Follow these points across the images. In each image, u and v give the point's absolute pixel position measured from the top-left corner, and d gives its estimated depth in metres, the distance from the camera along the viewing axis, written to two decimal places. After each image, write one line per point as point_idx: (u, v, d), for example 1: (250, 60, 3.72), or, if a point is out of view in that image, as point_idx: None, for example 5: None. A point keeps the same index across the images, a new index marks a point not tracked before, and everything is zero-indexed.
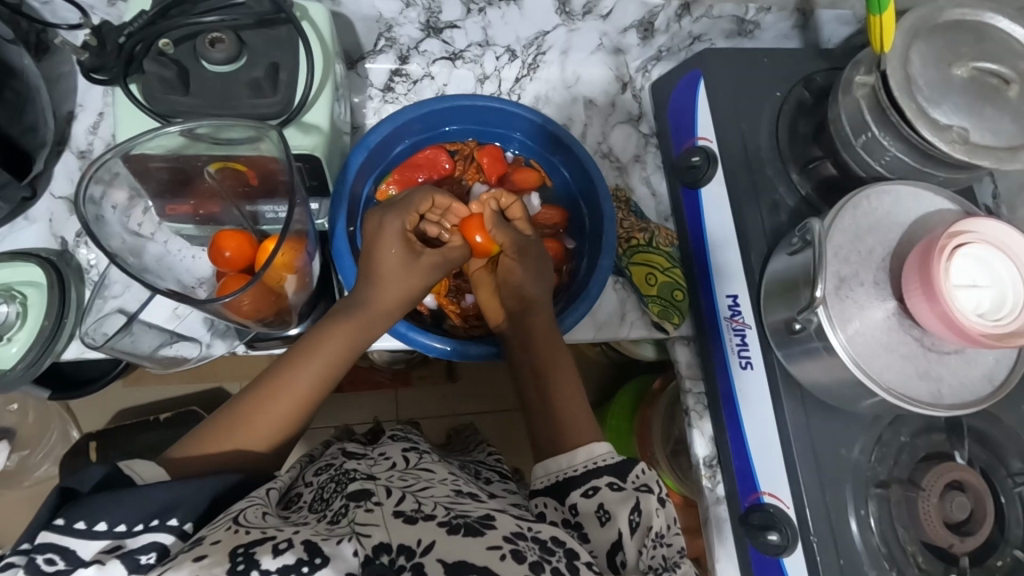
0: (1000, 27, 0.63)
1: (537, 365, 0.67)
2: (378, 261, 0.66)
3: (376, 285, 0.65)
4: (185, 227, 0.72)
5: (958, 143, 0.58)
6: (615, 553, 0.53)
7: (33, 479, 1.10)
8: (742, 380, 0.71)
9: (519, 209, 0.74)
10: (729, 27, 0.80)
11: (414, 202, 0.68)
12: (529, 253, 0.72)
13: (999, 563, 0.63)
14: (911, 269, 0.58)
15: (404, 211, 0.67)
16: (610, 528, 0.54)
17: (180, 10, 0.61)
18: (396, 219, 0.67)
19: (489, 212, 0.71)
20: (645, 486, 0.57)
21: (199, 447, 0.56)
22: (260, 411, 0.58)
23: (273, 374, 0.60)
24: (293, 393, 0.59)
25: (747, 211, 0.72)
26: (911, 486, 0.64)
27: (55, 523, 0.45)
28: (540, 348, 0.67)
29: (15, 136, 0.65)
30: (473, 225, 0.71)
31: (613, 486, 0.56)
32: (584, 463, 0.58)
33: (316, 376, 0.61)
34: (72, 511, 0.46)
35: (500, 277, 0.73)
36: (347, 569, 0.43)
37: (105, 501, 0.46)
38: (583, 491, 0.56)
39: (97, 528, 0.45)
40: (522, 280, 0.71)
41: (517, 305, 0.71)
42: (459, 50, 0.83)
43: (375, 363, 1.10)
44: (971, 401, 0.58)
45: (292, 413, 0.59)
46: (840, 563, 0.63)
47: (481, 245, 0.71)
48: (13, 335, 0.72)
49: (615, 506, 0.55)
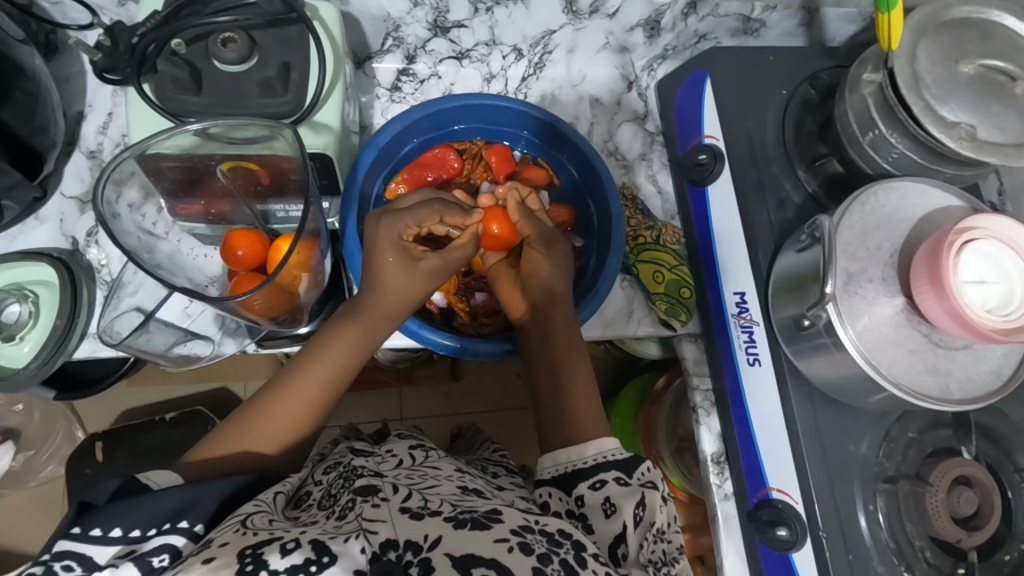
0: (1007, 24, 0.64)
1: (551, 356, 0.67)
2: (380, 274, 0.64)
3: (378, 294, 0.65)
4: (198, 226, 0.72)
5: (966, 140, 0.59)
6: (617, 545, 0.53)
7: (39, 480, 1.10)
8: (751, 377, 0.71)
9: (536, 200, 0.76)
10: (734, 25, 0.80)
11: (415, 215, 0.65)
12: (556, 243, 0.73)
13: (1007, 558, 0.63)
14: (921, 265, 0.58)
15: (401, 220, 0.65)
16: (615, 520, 0.54)
17: (192, 10, 0.62)
18: (392, 229, 0.65)
19: (514, 203, 0.72)
20: (650, 482, 0.57)
21: (212, 450, 0.57)
22: (269, 415, 0.59)
23: (284, 380, 0.61)
24: (302, 398, 0.60)
25: (755, 208, 0.72)
26: (918, 481, 0.65)
27: (72, 531, 0.45)
28: (554, 347, 0.67)
29: (25, 136, 0.65)
30: (493, 216, 0.72)
31: (619, 480, 0.57)
32: (594, 457, 0.59)
33: (326, 380, 0.61)
34: (88, 519, 0.46)
35: (525, 268, 0.72)
36: (354, 568, 0.43)
37: (117, 509, 0.47)
38: (591, 484, 0.57)
39: (111, 534, 0.46)
40: (547, 274, 0.71)
41: (544, 298, 0.70)
42: (466, 49, 0.83)
43: (379, 362, 1.10)
44: (980, 396, 0.59)
45: (302, 417, 0.60)
46: (849, 558, 0.63)
47: (498, 235, 0.72)
48: (26, 335, 0.73)
49: (621, 500, 0.55)
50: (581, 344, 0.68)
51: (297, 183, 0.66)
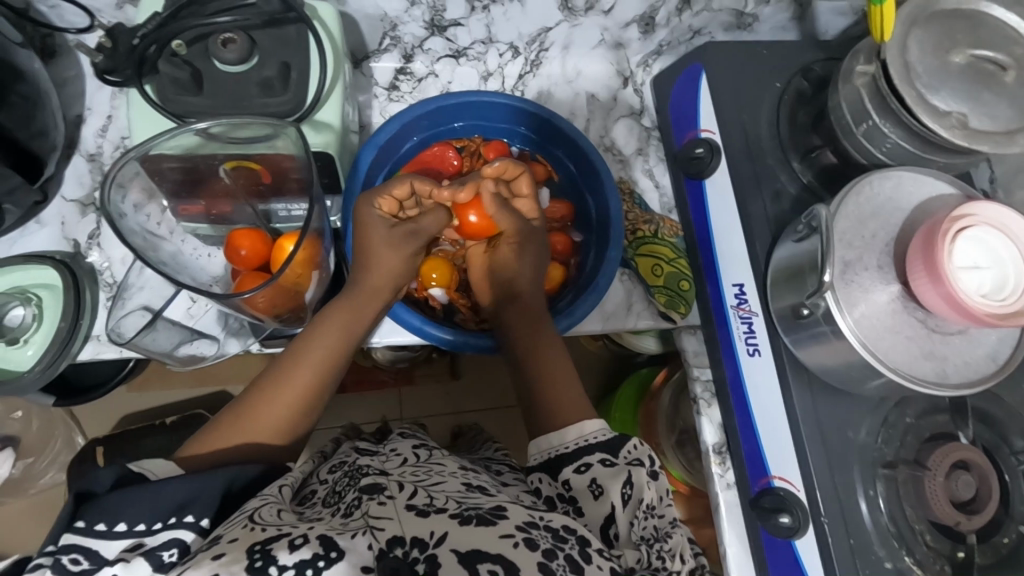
0: (996, 15, 0.65)
1: (527, 351, 0.69)
2: (364, 249, 0.68)
3: (365, 274, 0.67)
4: (200, 227, 0.73)
5: (957, 128, 0.60)
6: (608, 526, 0.54)
7: (40, 487, 1.10)
8: (750, 367, 0.72)
9: (526, 182, 0.74)
10: (727, 20, 0.82)
11: (389, 186, 0.69)
12: (541, 242, 0.75)
13: (1005, 540, 0.64)
14: (916, 253, 0.59)
15: (376, 195, 0.68)
16: (604, 502, 0.55)
17: (190, 11, 0.63)
18: (371, 205, 0.69)
19: (489, 196, 0.72)
20: (637, 460, 0.58)
21: (204, 446, 0.57)
22: (264, 407, 0.59)
23: (274, 368, 0.62)
24: (296, 383, 0.61)
25: (751, 198, 0.73)
26: (917, 466, 0.66)
27: (77, 526, 0.46)
28: (531, 336, 0.70)
29: (24, 140, 0.65)
30: (466, 206, 0.75)
31: (604, 462, 0.57)
32: (575, 441, 0.60)
33: (320, 361, 0.62)
34: (90, 513, 0.46)
35: (498, 258, 0.76)
36: (362, 563, 0.44)
37: (117, 502, 0.47)
38: (575, 468, 0.58)
39: (116, 529, 0.46)
40: (516, 268, 0.74)
41: (504, 291, 0.74)
42: (463, 47, 0.84)
43: (379, 361, 1.10)
44: (976, 379, 0.60)
45: (296, 405, 0.60)
46: (851, 542, 0.63)
47: (475, 223, 0.75)
48: (29, 338, 0.73)
49: (606, 481, 0.56)
50: (555, 334, 0.71)
51: (298, 180, 0.67)
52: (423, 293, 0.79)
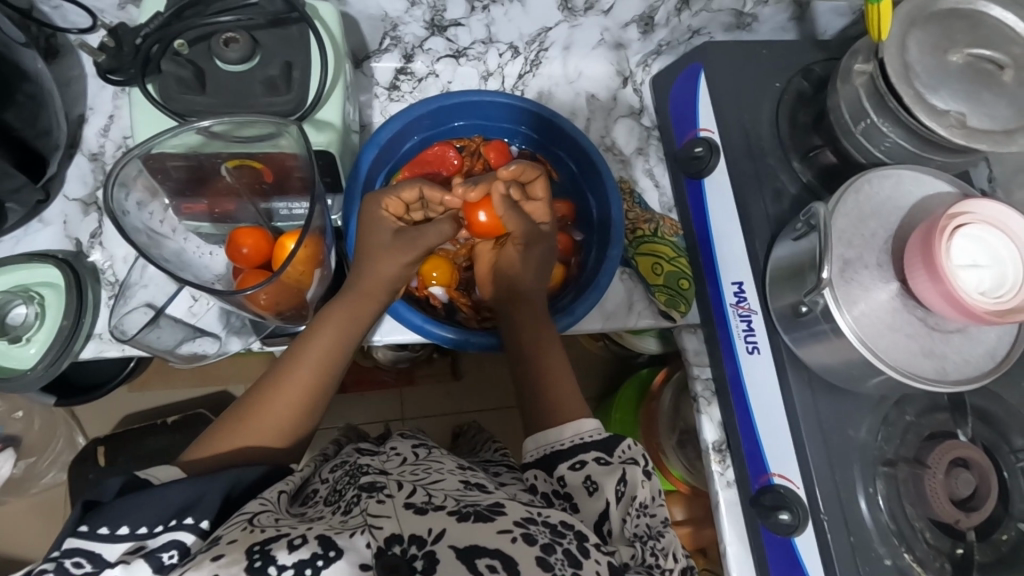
0: (994, 15, 0.65)
1: (526, 352, 0.69)
2: (365, 249, 0.68)
3: (364, 272, 0.67)
4: (202, 226, 0.74)
5: (956, 128, 0.60)
6: (602, 522, 0.54)
7: (43, 486, 1.10)
8: (750, 365, 0.72)
9: (542, 186, 0.73)
10: (727, 20, 0.82)
11: (397, 189, 0.69)
12: (539, 242, 0.73)
13: (1004, 537, 0.64)
14: (914, 249, 0.59)
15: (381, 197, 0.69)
16: (598, 498, 0.55)
17: (195, 10, 0.64)
18: (376, 206, 0.69)
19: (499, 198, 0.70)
20: (631, 459, 0.59)
21: (209, 449, 0.58)
22: (265, 409, 0.59)
23: (275, 370, 0.62)
24: (297, 385, 0.61)
25: (751, 197, 0.73)
26: (917, 464, 0.66)
27: (81, 529, 0.46)
28: (530, 337, 0.70)
29: (30, 139, 0.65)
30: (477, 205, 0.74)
31: (599, 460, 0.58)
32: (571, 438, 0.60)
33: (320, 360, 0.63)
34: (95, 517, 0.47)
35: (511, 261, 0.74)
36: (360, 561, 0.44)
37: (120, 508, 0.47)
38: (570, 464, 0.58)
39: (120, 531, 0.46)
40: (522, 270, 0.73)
41: (506, 292, 0.74)
42: (463, 47, 0.84)
43: (380, 362, 1.12)
44: (974, 376, 0.60)
45: (299, 406, 0.61)
46: (851, 539, 0.64)
47: (485, 223, 0.74)
48: (32, 336, 0.74)
49: (601, 478, 0.56)
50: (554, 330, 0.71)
51: (302, 180, 0.68)
52: (423, 291, 0.80)
